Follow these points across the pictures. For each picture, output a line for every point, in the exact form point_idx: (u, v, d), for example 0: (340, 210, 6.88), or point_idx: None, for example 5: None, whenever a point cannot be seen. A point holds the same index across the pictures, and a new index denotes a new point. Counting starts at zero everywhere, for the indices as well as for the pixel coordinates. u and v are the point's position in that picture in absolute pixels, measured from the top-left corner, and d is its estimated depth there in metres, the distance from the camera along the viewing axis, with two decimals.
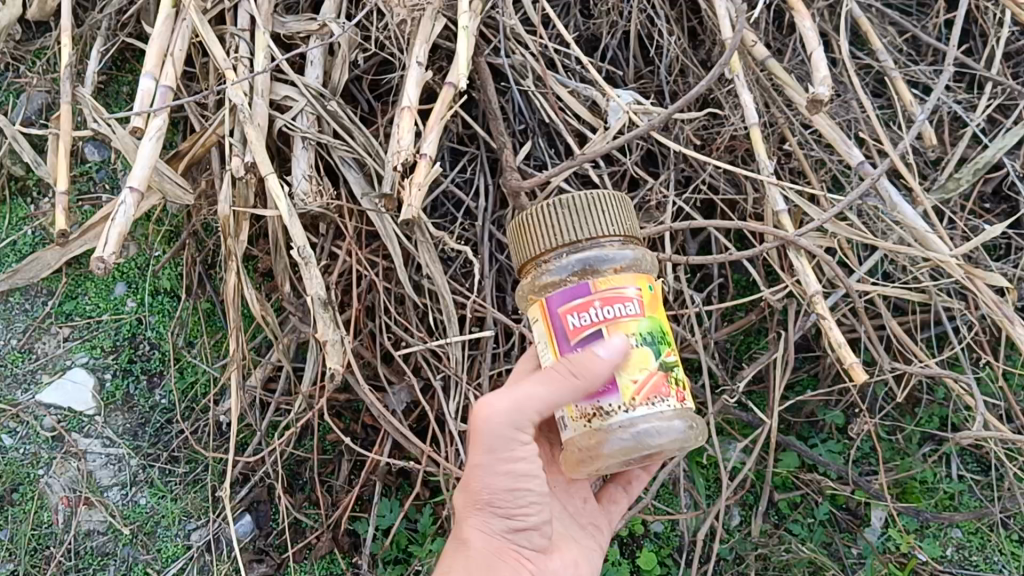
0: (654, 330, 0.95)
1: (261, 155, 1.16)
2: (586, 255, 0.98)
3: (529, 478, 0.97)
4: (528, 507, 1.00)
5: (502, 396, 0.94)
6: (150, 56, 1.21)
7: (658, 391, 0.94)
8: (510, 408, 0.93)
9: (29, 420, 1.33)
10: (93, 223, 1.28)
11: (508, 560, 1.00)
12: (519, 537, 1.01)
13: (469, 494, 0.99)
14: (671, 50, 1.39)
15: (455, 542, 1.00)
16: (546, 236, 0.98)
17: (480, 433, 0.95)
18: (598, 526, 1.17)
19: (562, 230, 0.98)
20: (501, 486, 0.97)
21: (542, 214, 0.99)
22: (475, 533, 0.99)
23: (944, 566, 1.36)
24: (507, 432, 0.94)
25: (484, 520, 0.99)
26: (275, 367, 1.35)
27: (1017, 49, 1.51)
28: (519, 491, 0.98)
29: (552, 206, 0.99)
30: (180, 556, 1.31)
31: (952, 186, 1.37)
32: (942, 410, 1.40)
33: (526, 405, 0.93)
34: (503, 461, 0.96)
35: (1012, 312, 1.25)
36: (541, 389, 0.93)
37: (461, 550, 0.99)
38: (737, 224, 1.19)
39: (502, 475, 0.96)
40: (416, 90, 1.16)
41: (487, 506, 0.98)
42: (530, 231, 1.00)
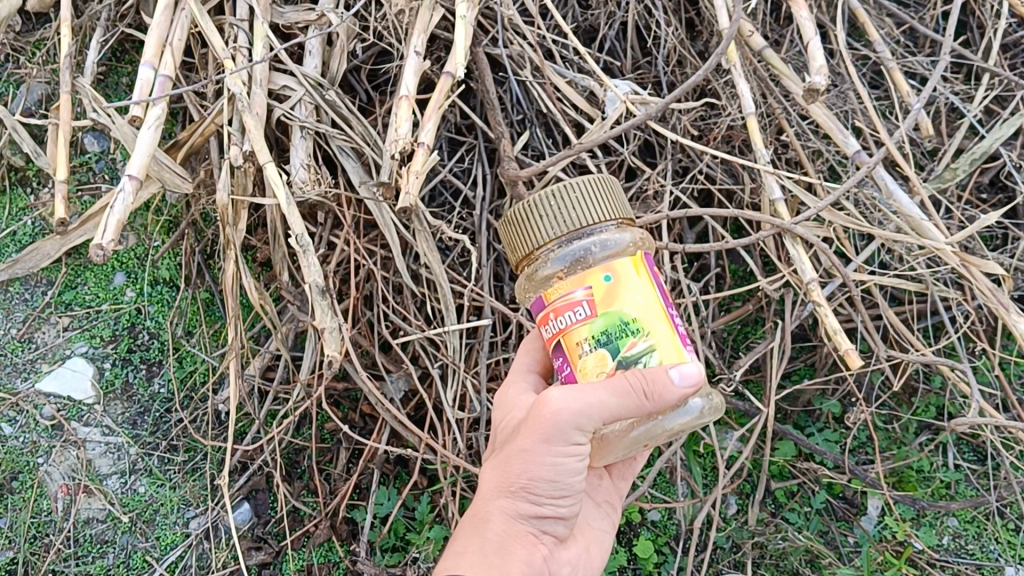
0: (611, 327, 0.90)
1: (260, 143, 1.16)
2: (588, 243, 0.95)
3: (571, 474, 0.94)
4: (560, 500, 0.97)
5: (571, 392, 0.90)
6: (149, 46, 1.21)
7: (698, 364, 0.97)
8: (578, 407, 0.89)
9: (29, 409, 1.34)
10: (92, 213, 1.29)
11: (526, 546, 0.96)
12: (540, 527, 0.97)
13: (505, 476, 0.95)
14: (668, 41, 1.40)
15: (474, 521, 0.96)
16: (535, 233, 0.96)
17: (541, 421, 0.91)
18: (613, 504, 1.17)
19: (559, 221, 0.95)
20: (541, 475, 0.93)
21: (536, 208, 0.96)
22: (499, 515, 0.95)
23: (940, 555, 1.36)
24: (567, 425, 0.90)
25: (514, 503, 0.95)
26: (274, 356, 1.35)
27: (1014, 41, 1.51)
28: (557, 483, 0.94)
29: (542, 198, 0.96)
30: (179, 543, 1.32)
31: (948, 177, 1.39)
32: (938, 399, 1.41)
33: (593, 410, 0.89)
34: (549, 449, 0.92)
35: (1007, 300, 1.23)
36: (609, 393, 0.88)
37: (479, 530, 0.95)
38: (733, 213, 1.17)
39: (546, 466, 0.93)
40: (414, 79, 1.16)
41: (520, 492, 0.95)
42: (526, 226, 0.97)
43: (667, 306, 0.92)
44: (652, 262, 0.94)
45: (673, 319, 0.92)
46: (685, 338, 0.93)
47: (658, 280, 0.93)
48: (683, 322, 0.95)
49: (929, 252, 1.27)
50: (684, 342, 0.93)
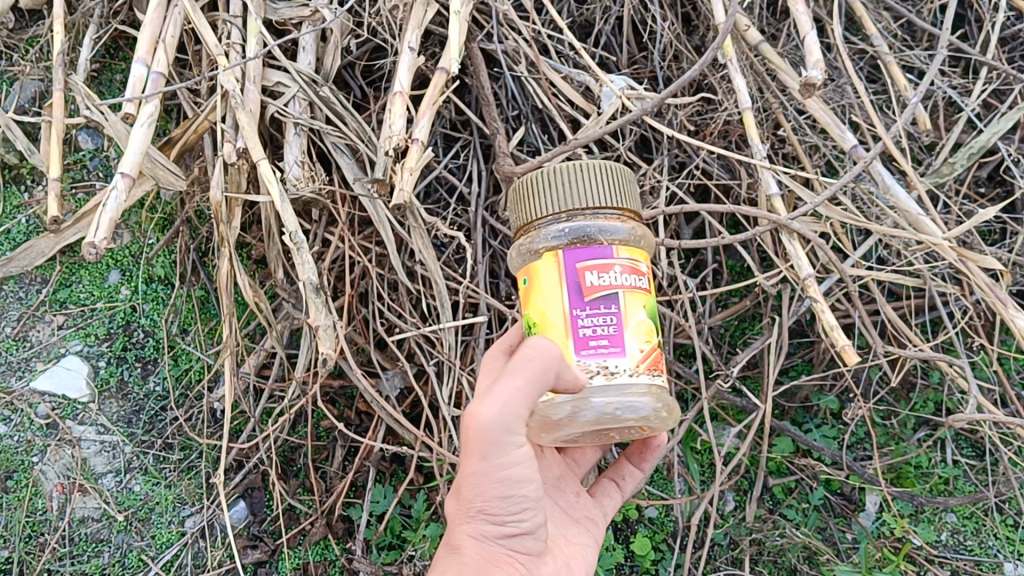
0: (527, 323, 0.97)
1: (253, 140, 1.15)
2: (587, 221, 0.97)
3: (522, 481, 0.92)
4: (522, 513, 0.95)
5: (491, 401, 0.87)
6: (142, 42, 1.20)
7: (656, 364, 0.95)
8: (502, 412, 0.87)
9: (24, 408, 1.33)
10: (85, 211, 1.28)
11: (500, 565, 0.95)
12: (512, 544, 0.96)
13: (460, 501, 0.94)
14: (664, 36, 1.39)
15: (445, 553, 0.95)
16: (531, 205, 1.00)
17: (475, 442, 0.89)
18: (594, 519, 1.14)
19: (561, 197, 0.98)
20: (494, 491, 0.92)
21: (541, 186, 1.00)
22: (468, 541, 0.94)
23: (939, 551, 1.36)
24: (499, 436, 0.88)
25: (478, 527, 0.94)
26: (269, 354, 1.35)
27: (1012, 35, 1.50)
28: (512, 495, 0.93)
29: (544, 174, 0.99)
30: (175, 542, 1.31)
31: (946, 171, 1.37)
32: (936, 394, 1.40)
33: (519, 407, 0.88)
34: (497, 467, 0.90)
35: (1005, 296, 1.23)
36: (519, 383, 0.87)
37: (452, 559, 0.94)
38: (729, 208, 1.16)
39: (497, 482, 0.91)
40: (408, 74, 1.15)
41: (480, 513, 0.93)
42: (535, 201, 0.99)
43: (568, 309, 0.93)
44: (572, 261, 0.94)
45: (573, 322, 0.92)
46: (588, 342, 0.92)
47: (572, 279, 0.93)
48: (598, 323, 0.92)
49: (927, 246, 1.26)
50: (581, 345, 0.92)
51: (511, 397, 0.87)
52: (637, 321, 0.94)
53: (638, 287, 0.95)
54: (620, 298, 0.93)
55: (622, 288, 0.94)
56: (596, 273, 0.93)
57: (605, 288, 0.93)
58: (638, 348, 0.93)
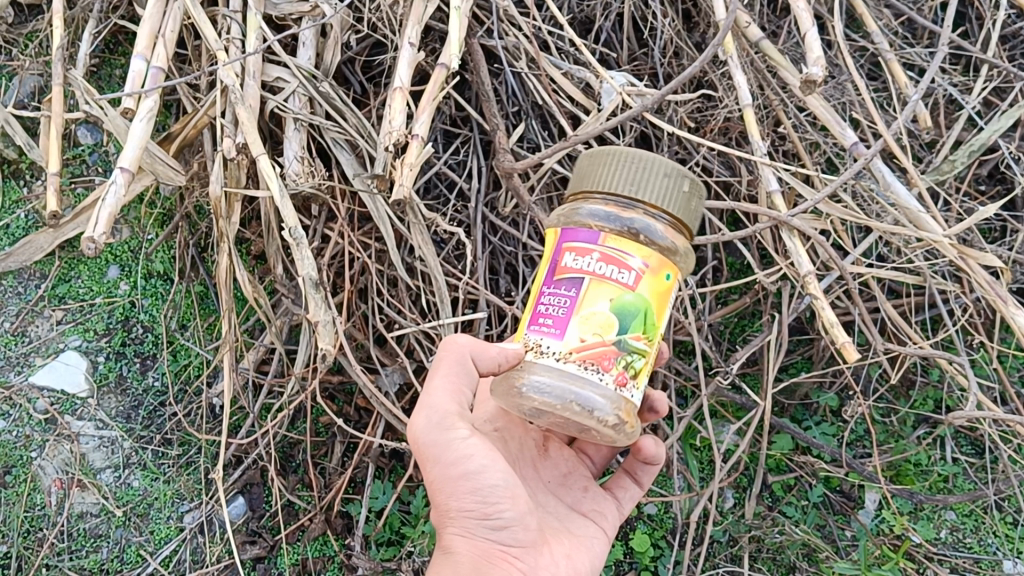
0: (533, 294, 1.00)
1: (253, 136, 1.15)
2: (607, 211, 0.93)
3: (484, 472, 0.95)
4: (501, 503, 0.96)
5: (419, 410, 0.96)
6: (141, 37, 1.19)
7: (598, 359, 0.89)
8: (431, 414, 0.95)
9: (22, 403, 1.33)
10: (84, 207, 1.27)
11: (495, 562, 0.97)
12: (503, 538, 0.98)
13: (438, 506, 0.98)
14: (665, 32, 1.39)
15: (440, 557, 0.98)
16: (593, 178, 0.96)
17: (422, 452, 0.96)
18: (603, 513, 1.14)
19: (605, 175, 0.95)
20: (461, 488, 0.95)
21: (606, 154, 0.96)
22: (457, 541, 0.97)
23: (938, 549, 1.36)
24: (438, 434, 0.94)
25: (462, 527, 0.97)
26: (268, 349, 1.35)
27: (1013, 33, 1.50)
28: (480, 489, 0.95)
29: (626, 155, 0.94)
30: (173, 537, 1.31)
31: (946, 169, 1.37)
32: (936, 392, 1.40)
33: (447, 402, 0.96)
34: (456, 464, 0.95)
35: (1005, 293, 1.23)
36: (439, 381, 0.97)
37: (447, 561, 0.97)
38: (727, 206, 1.16)
39: (459, 479, 0.95)
40: (408, 71, 1.15)
41: (457, 512, 0.96)
42: (586, 164, 0.98)
43: (541, 284, 0.94)
44: (562, 240, 0.93)
45: (540, 296, 0.94)
46: (539, 316, 0.93)
47: (556, 256, 0.94)
48: (556, 302, 0.91)
49: (927, 244, 1.26)
50: (534, 318, 0.93)
51: (434, 397, 0.96)
52: (595, 311, 0.90)
53: (614, 279, 0.90)
54: (585, 284, 0.90)
55: (592, 276, 0.90)
56: (574, 254, 0.92)
57: (575, 271, 0.91)
58: (580, 336, 0.90)
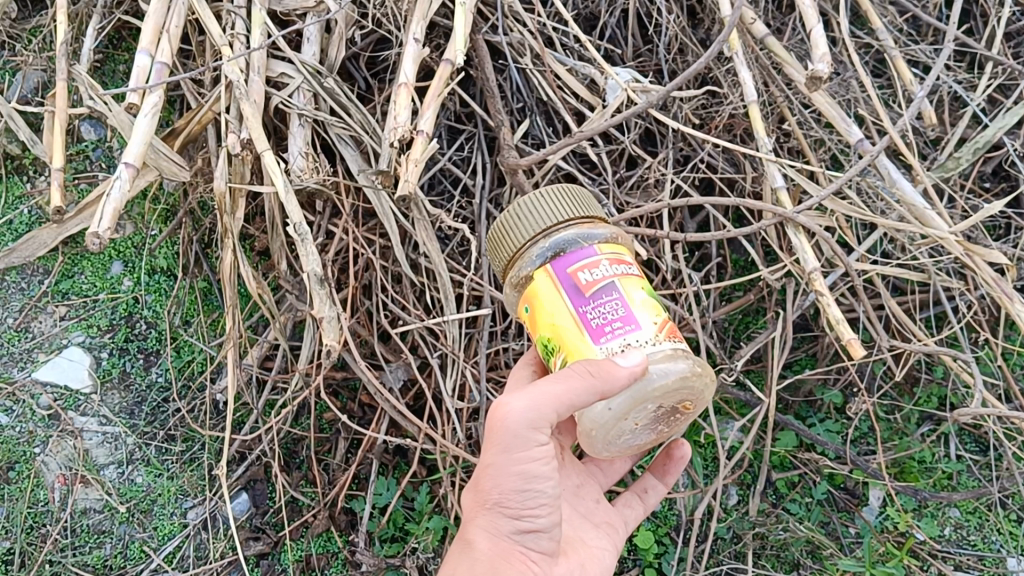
0: (543, 346, 0.96)
1: (258, 131, 1.14)
2: (560, 237, 0.98)
3: (542, 478, 0.95)
4: (537, 510, 0.97)
5: (520, 395, 0.92)
6: (146, 32, 1.18)
7: (674, 333, 0.95)
8: (529, 406, 0.91)
9: (26, 399, 1.33)
10: (87, 202, 1.27)
11: (514, 563, 0.97)
12: (527, 542, 0.98)
13: (477, 493, 0.97)
14: (669, 29, 1.39)
15: (460, 546, 0.97)
16: (523, 228, 1.00)
17: (498, 433, 0.93)
18: (614, 527, 1.14)
19: (541, 217, 0.99)
20: (510, 485, 0.94)
21: (518, 209, 1.01)
22: (482, 535, 0.96)
23: (942, 545, 1.35)
24: (524, 430, 0.92)
25: (492, 521, 0.96)
26: (272, 346, 1.35)
27: (1017, 30, 1.50)
28: (529, 491, 0.95)
29: (522, 203, 1.01)
30: (177, 534, 1.31)
31: (952, 165, 1.39)
32: (940, 390, 1.40)
33: (547, 405, 0.90)
34: (518, 462, 0.94)
35: (1010, 289, 1.23)
36: (555, 385, 0.89)
37: (467, 552, 0.96)
38: (733, 202, 1.16)
39: (514, 476, 0.94)
40: (412, 66, 1.14)
41: (495, 506, 0.96)
42: (504, 228, 1.02)
43: (573, 308, 0.92)
44: (561, 268, 0.95)
45: (581, 319, 0.92)
46: (602, 331, 0.91)
47: (563, 282, 0.94)
48: (605, 311, 0.92)
49: (932, 241, 1.26)
50: (597, 336, 0.91)
51: (538, 396, 0.91)
52: (641, 299, 0.94)
53: (631, 272, 0.95)
54: (617, 284, 0.93)
55: (617, 275, 0.94)
56: (587, 270, 0.94)
57: (600, 280, 0.93)
58: (652, 321, 0.93)
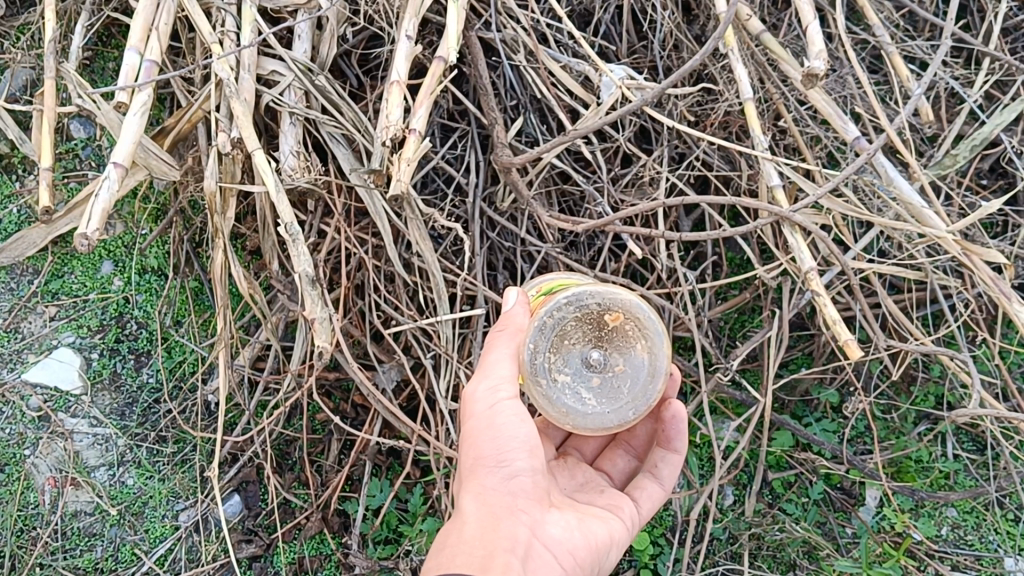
0: None
1: (248, 130, 1.12)
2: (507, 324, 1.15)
3: (514, 425, 0.95)
4: (518, 453, 0.96)
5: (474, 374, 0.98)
6: (135, 30, 1.16)
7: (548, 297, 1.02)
8: (480, 375, 0.97)
9: (15, 400, 1.32)
10: (77, 202, 1.25)
11: (506, 516, 0.94)
12: (517, 495, 0.96)
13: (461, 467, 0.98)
14: (664, 25, 1.37)
15: (453, 522, 0.95)
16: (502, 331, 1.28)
17: (464, 406, 0.98)
18: (621, 507, 1.11)
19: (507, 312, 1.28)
20: (485, 438, 0.95)
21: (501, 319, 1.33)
22: (469, 501, 0.95)
23: (939, 546, 1.35)
24: (484, 386, 0.96)
25: (476, 482, 0.95)
26: (264, 346, 1.34)
27: (1015, 25, 1.48)
28: (504, 439, 0.95)
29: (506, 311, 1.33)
30: (168, 536, 1.30)
31: (948, 162, 1.37)
32: (938, 388, 1.39)
33: (493, 365, 0.97)
34: (490, 418, 0.95)
35: (1009, 289, 1.22)
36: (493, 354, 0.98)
37: (458, 523, 0.94)
38: (729, 200, 1.13)
39: (483, 427, 0.95)
40: (405, 64, 1.12)
41: (477, 468, 0.95)
42: None
43: None
44: None
45: None
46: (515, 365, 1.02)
47: None
48: None
49: (930, 239, 1.25)
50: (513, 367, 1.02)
51: (487, 361, 0.98)
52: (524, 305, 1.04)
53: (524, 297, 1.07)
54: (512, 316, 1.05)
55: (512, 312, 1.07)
56: None
57: None
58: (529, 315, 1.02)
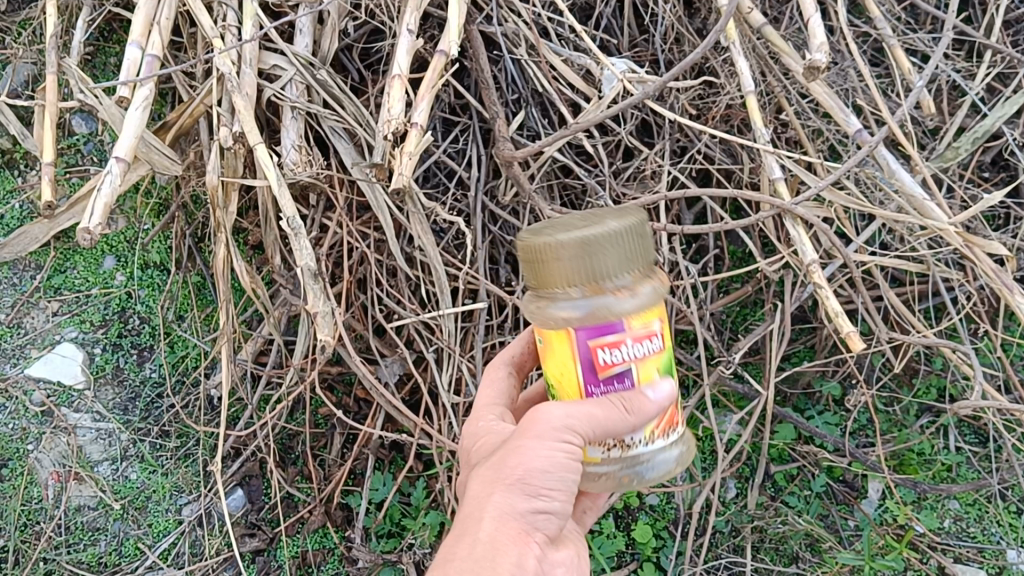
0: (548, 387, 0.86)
1: (250, 124, 1.12)
2: (586, 296, 0.79)
3: (570, 464, 0.79)
4: (559, 491, 0.81)
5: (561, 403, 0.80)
6: (137, 25, 1.16)
7: (671, 424, 0.86)
8: (566, 411, 0.79)
9: (18, 395, 1.32)
10: (79, 197, 1.26)
11: (524, 546, 0.79)
12: (536, 527, 0.81)
13: (492, 472, 0.82)
14: (665, 18, 1.37)
15: (463, 526, 0.81)
16: (556, 276, 0.79)
17: (531, 421, 0.80)
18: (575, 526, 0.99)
19: (562, 261, 0.79)
20: (536, 463, 0.79)
21: (560, 248, 0.79)
22: (492, 515, 0.80)
23: (941, 538, 1.35)
24: (563, 416, 0.79)
25: (506, 498, 0.80)
26: (266, 341, 1.34)
27: (1016, 17, 1.48)
28: (555, 476, 0.80)
29: (585, 239, 0.78)
30: (172, 530, 1.30)
31: (950, 156, 1.38)
32: (940, 380, 1.39)
33: (596, 421, 0.78)
34: (552, 445, 0.79)
35: (1011, 281, 1.22)
36: (595, 408, 0.79)
37: (471, 532, 0.80)
38: (731, 193, 1.13)
39: (542, 450, 0.79)
40: (406, 57, 1.12)
41: (513, 484, 0.80)
42: (539, 255, 0.80)
43: (584, 384, 0.81)
44: (583, 338, 0.79)
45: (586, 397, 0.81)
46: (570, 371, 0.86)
47: (584, 356, 0.80)
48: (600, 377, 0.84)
49: (932, 232, 1.24)
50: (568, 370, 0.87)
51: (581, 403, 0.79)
52: (653, 381, 0.82)
53: (653, 350, 0.82)
54: (632, 370, 0.81)
55: (636, 361, 0.81)
56: (606, 350, 0.80)
57: (617, 364, 0.80)
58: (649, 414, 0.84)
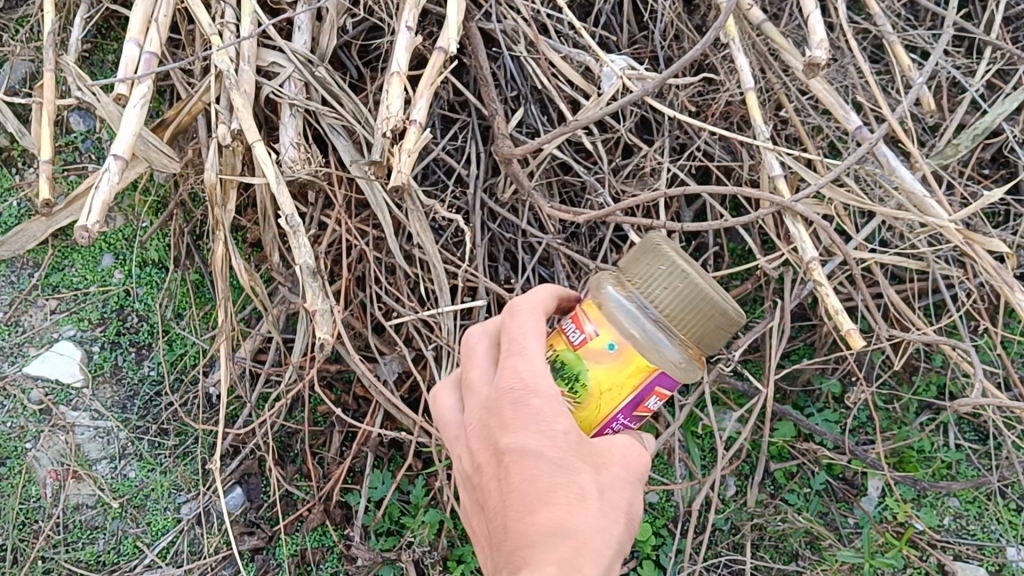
0: (574, 370, 0.83)
1: (248, 121, 1.12)
2: (655, 324, 0.82)
3: None
4: None
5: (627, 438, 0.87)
6: (134, 22, 1.15)
7: None
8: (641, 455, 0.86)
9: (16, 393, 1.31)
10: (76, 195, 1.24)
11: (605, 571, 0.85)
12: None
13: (602, 499, 0.82)
14: (665, 15, 1.37)
15: (584, 553, 0.80)
16: (655, 287, 0.83)
17: (622, 455, 0.84)
18: None
19: (667, 285, 0.83)
20: (634, 501, 0.85)
21: (675, 277, 0.83)
22: (608, 546, 0.82)
23: (941, 535, 1.35)
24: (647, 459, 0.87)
25: (618, 530, 0.83)
26: (265, 339, 1.33)
27: (1017, 14, 1.48)
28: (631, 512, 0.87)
29: (703, 293, 0.82)
30: (170, 529, 1.30)
31: (950, 152, 1.37)
32: (940, 378, 1.39)
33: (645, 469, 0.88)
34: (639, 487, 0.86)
35: (1011, 279, 1.21)
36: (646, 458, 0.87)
37: (595, 560, 0.80)
38: (732, 190, 1.12)
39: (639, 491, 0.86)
40: (405, 55, 1.11)
41: (618, 517, 0.84)
42: (658, 261, 0.84)
43: (620, 408, 0.83)
44: (656, 382, 0.82)
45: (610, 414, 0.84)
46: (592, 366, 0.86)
47: (643, 391, 0.82)
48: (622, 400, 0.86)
49: (931, 229, 1.24)
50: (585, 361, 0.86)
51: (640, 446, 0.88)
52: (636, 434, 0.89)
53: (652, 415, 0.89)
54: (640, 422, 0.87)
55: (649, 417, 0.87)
56: (656, 401, 0.84)
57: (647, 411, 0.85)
58: None
